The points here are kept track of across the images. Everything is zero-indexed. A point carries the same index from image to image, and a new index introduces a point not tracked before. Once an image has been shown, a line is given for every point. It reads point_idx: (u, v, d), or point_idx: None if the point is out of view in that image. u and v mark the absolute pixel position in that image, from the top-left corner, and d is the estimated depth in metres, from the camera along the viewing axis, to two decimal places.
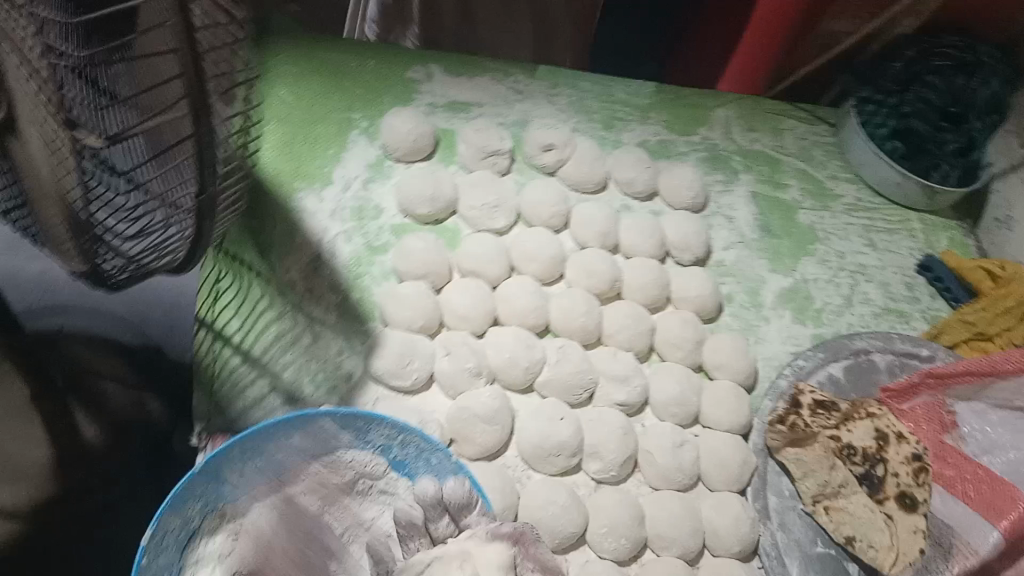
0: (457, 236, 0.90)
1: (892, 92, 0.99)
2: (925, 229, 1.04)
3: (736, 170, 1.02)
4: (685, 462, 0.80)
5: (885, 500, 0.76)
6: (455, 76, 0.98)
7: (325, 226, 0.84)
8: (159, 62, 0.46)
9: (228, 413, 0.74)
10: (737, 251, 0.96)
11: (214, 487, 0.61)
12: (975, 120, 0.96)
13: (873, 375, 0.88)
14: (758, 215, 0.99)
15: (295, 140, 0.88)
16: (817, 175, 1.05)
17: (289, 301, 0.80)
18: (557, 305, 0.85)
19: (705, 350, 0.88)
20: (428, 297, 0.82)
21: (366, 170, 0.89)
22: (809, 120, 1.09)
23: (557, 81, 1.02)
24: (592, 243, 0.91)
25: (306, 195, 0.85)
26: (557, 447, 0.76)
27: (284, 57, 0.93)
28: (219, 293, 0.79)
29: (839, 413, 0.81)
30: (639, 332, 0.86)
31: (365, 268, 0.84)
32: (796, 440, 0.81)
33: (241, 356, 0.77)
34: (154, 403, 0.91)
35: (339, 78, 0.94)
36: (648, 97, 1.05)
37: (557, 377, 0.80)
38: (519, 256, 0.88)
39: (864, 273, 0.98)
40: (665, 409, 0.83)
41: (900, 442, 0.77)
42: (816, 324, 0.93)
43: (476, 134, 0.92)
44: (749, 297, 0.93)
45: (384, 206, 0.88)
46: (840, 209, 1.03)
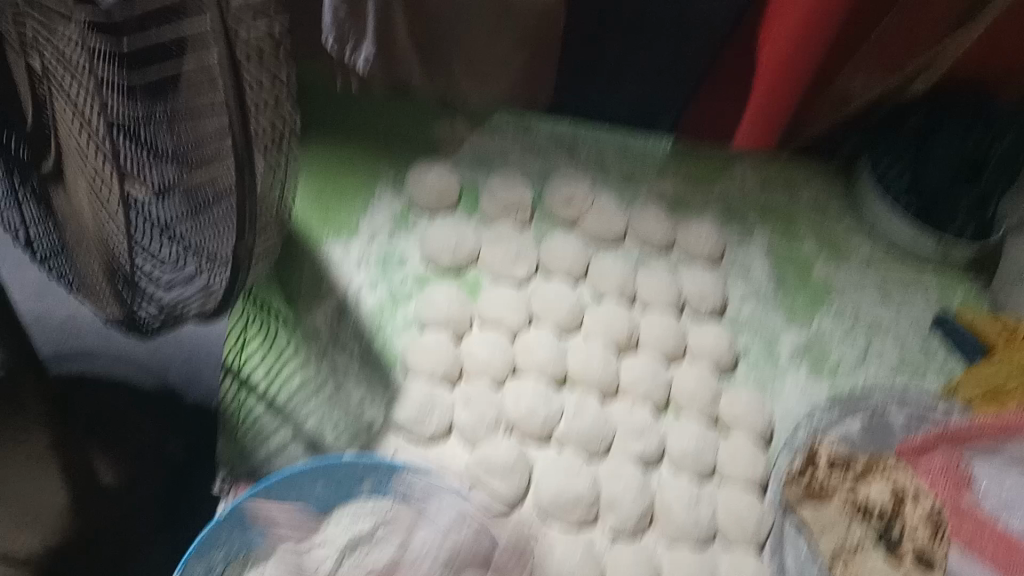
0: (478, 286, 0.91)
1: (911, 144, 1.01)
2: (939, 285, 1.05)
3: (752, 226, 1.04)
4: (702, 517, 0.80)
5: (902, 559, 0.76)
6: (477, 132, 1.02)
7: (350, 275, 0.86)
8: (204, 118, 0.48)
9: (252, 460, 0.75)
10: (753, 305, 0.98)
11: (238, 530, 0.62)
12: (991, 174, 0.98)
13: (890, 434, 0.88)
14: (774, 270, 1.01)
15: (325, 192, 0.91)
16: (831, 231, 1.06)
17: (315, 350, 0.82)
18: (576, 357, 0.86)
19: (722, 404, 0.88)
20: (449, 347, 0.84)
21: (392, 222, 0.92)
22: (825, 176, 1.12)
23: (576, 137, 1.06)
24: (610, 294, 0.92)
25: (333, 245, 0.88)
26: (574, 500, 0.77)
27: (317, 112, 0.96)
28: (246, 341, 0.81)
29: (856, 469, 0.81)
30: (656, 383, 0.87)
31: (389, 318, 0.86)
32: (813, 496, 0.80)
33: (266, 404, 0.78)
34: (172, 446, 0.89)
35: (367, 133, 0.97)
36: (665, 154, 1.08)
37: (574, 430, 0.81)
38: (539, 307, 0.90)
39: (880, 328, 0.99)
40: (682, 462, 0.83)
41: (916, 501, 0.78)
42: (832, 379, 0.93)
43: (502, 190, 0.96)
44: (765, 352, 0.94)
45: (408, 257, 0.90)
46: (855, 265, 1.04)
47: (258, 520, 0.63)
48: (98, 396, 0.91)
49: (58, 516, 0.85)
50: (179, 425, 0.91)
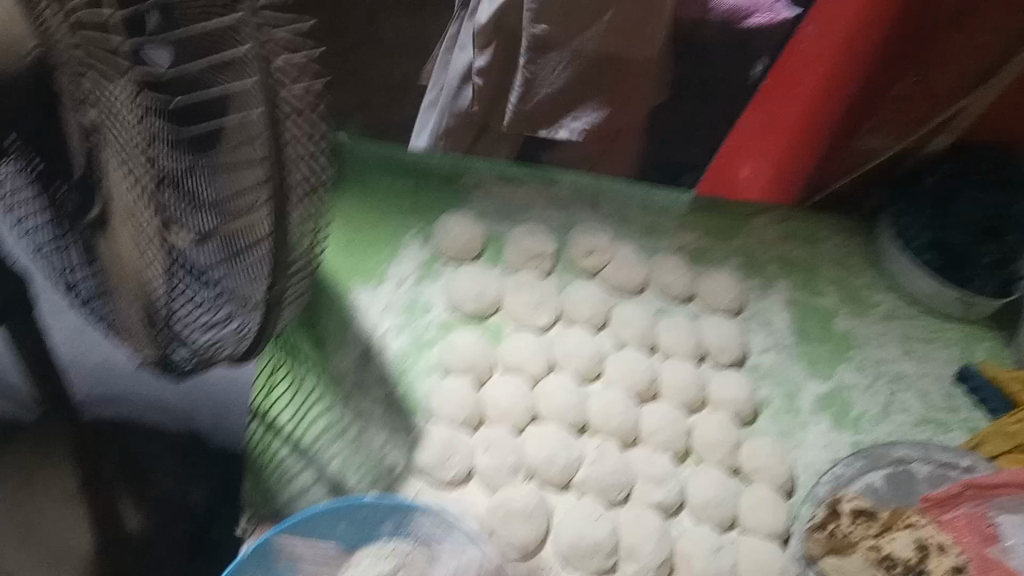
0: (500, 332, 0.93)
1: (930, 207, 1.04)
2: (962, 338, 1.04)
3: (772, 277, 1.05)
4: (723, 566, 0.80)
5: None
6: (503, 183, 1.04)
7: (377, 321, 0.89)
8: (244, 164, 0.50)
9: (275, 502, 0.77)
10: (774, 355, 0.98)
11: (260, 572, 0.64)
12: (1011, 235, 0.99)
13: (912, 486, 0.87)
14: (795, 321, 1.02)
15: (353, 241, 0.94)
16: (852, 283, 1.07)
17: (339, 395, 0.83)
18: (596, 406, 0.87)
19: (742, 454, 0.88)
20: (471, 393, 0.85)
21: (418, 270, 0.94)
22: (847, 231, 1.13)
23: (600, 189, 1.07)
24: (631, 343, 0.94)
25: (360, 292, 0.90)
26: (591, 548, 0.77)
27: (353, 166, 1.00)
28: (276, 383, 0.83)
29: (880, 521, 0.81)
30: (676, 433, 0.87)
31: (413, 363, 0.88)
32: (835, 549, 0.80)
33: (290, 447, 0.80)
34: (195, 492, 0.90)
35: (397, 186, 1.00)
36: (686, 206, 1.10)
37: (593, 476, 0.82)
38: (560, 354, 0.91)
39: (902, 381, 0.99)
40: (703, 511, 0.83)
41: (941, 555, 0.78)
42: (854, 432, 0.93)
43: (524, 239, 0.98)
44: (787, 402, 0.94)
45: (433, 304, 0.92)
46: (876, 317, 1.04)
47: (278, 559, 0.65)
48: (126, 440, 0.91)
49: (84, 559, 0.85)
50: (203, 468, 0.90)
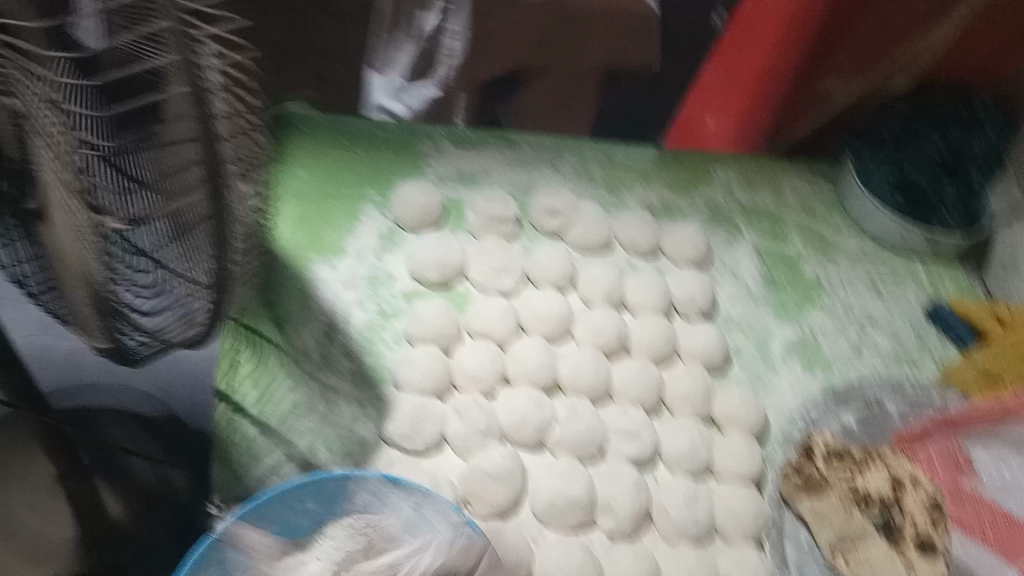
0: (466, 299, 0.92)
1: (889, 147, 1.02)
2: (929, 276, 1.05)
3: (739, 226, 1.05)
4: (700, 516, 0.80)
5: (905, 549, 0.75)
6: (461, 149, 1.03)
7: (338, 295, 0.88)
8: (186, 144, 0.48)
9: (246, 480, 0.78)
10: (743, 305, 0.98)
11: (233, 557, 0.64)
12: (973, 169, 1.00)
13: (885, 423, 0.89)
14: (762, 269, 1.01)
15: (311, 216, 0.92)
16: (818, 228, 1.07)
17: (305, 370, 0.83)
18: (567, 365, 0.87)
19: (715, 403, 0.88)
20: (439, 360, 0.84)
21: (379, 241, 0.93)
22: (809, 176, 1.12)
23: (560, 148, 1.07)
24: (598, 301, 0.93)
25: (320, 266, 0.89)
26: (569, 505, 0.77)
27: (302, 138, 0.98)
28: (238, 364, 0.83)
29: (853, 459, 0.81)
30: (648, 388, 0.87)
31: (379, 335, 0.87)
32: (810, 490, 0.81)
33: (259, 426, 0.80)
34: None
35: (352, 158, 0.98)
36: (650, 161, 1.09)
37: (568, 435, 0.81)
38: (528, 317, 0.90)
39: (872, 322, 0.99)
40: (677, 463, 0.83)
41: (915, 489, 0.78)
42: (826, 374, 0.93)
43: (486, 203, 0.96)
44: (757, 349, 0.94)
45: (396, 274, 0.91)
46: (843, 260, 1.04)
47: (250, 538, 0.64)
48: None
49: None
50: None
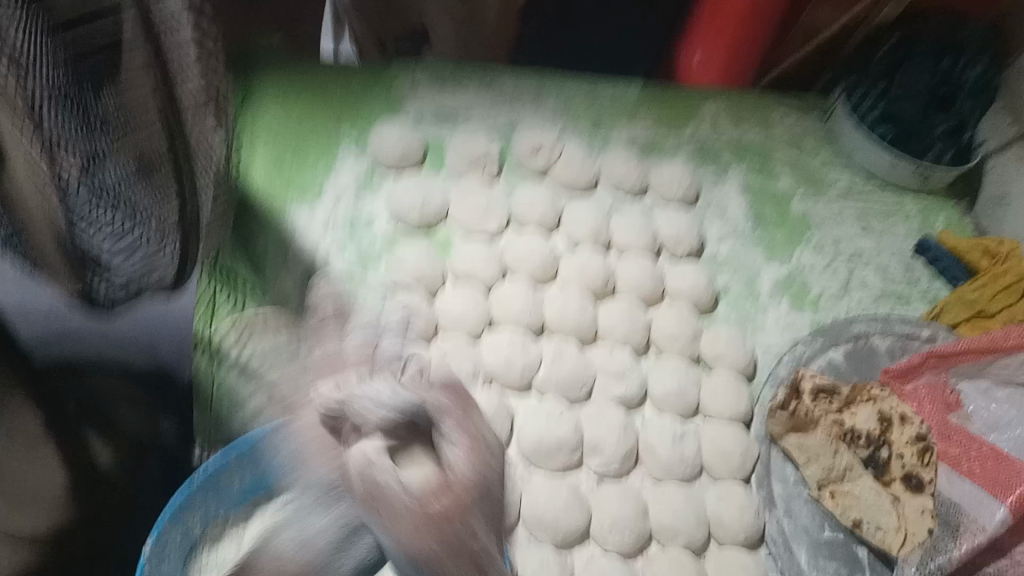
0: (449, 242, 0.90)
1: (880, 78, 1.00)
2: (921, 211, 1.03)
3: (728, 162, 1.02)
4: (687, 454, 0.80)
5: (890, 482, 0.76)
6: (441, 86, 0.99)
7: (317, 239, 0.86)
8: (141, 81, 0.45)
9: (230, 427, 0.79)
10: (731, 243, 0.96)
11: (213, 495, 0.66)
12: (964, 101, 0.97)
13: (874, 359, 0.87)
14: (751, 206, 0.99)
15: (286, 157, 0.89)
16: (809, 163, 1.04)
17: (286, 313, 0.82)
18: (553, 305, 0.85)
19: (702, 342, 0.88)
20: (423, 303, 0.82)
21: (357, 182, 0.90)
22: (800, 110, 1.09)
23: (541, 84, 1.02)
24: (584, 241, 0.91)
25: (297, 210, 0.87)
26: (556, 445, 0.76)
27: (273, 74, 0.94)
28: (216, 307, 0.82)
29: (841, 397, 0.81)
30: (635, 327, 0.86)
31: (360, 279, 0.85)
32: (798, 426, 0.81)
33: (239, 369, 0.81)
34: None
35: (328, 97, 0.94)
36: (637, 96, 1.04)
37: (554, 376, 0.81)
38: (512, 258, 0.88)
39: (862, 258, 0.98)
40: (665, 402, 0.83)
41: (903, 424, 0.77)
42: (814, 311, 0.92)
43: (464, 142, 0.94)
44: (745, 288, 0.93)
45: (376, 217, 0.89)
46: (834, 196, 1.02)
47: (232, 481, 0.67)
48: None
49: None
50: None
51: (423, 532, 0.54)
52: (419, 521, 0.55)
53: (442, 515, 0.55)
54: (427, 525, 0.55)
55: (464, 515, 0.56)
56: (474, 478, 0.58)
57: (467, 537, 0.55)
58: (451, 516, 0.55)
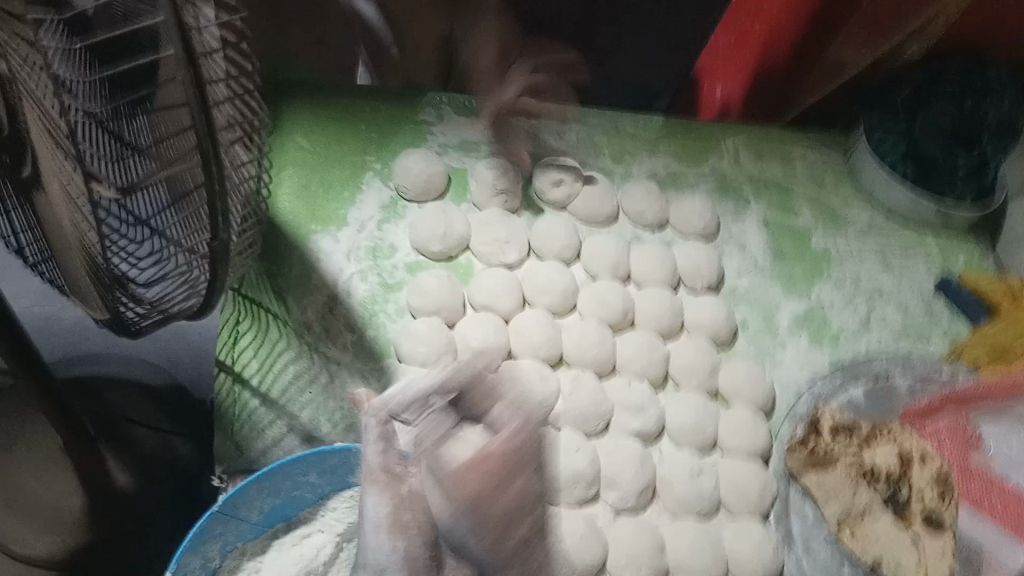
0: (470, 271, 0.91)
1: (901, 115, 0.99)
2: (940, 249, 1.04)
3: (747, 198, 1.03)
4: (705, 490, 0.79)
5: (910, 523, 0.76)
6: (465, 117, 1.00)
7: (340, 267, 0.86)
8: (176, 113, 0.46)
9: (250, 454, 0.78)
10: (750, 277, 0.97)
11: (232, 526, 0.66)
12: (986, 141, 0.96)
13: (894, 397, 0.87)
14: (770, 241, 1.00)
15: (311, 185, 0.91)
16: (828, 199, 1.05)
17: (306, 342, 0.82)
18: (571, 338, 0.86)
19: (721, 376, 0.88)
20: (442, 333, 0.83)
21: (380, 212, 0.92)
22: (820, 146, 1.09)
23: (565, 117, 1.03)
24: (603, 274, 0.92)
25: (321, 238, 0.88)
26: (574, 478, 0.76)
27: (302, 102, 0.95)
28: (238, 336, 0.81)
29: (861, 435, 0.81)
30: (653, 361, 0.86)
31: (381, 307, 0.86)
32: (816, 464, 0.80)
33: (260, 397, 0.80)
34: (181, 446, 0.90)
35: (353, 125, 0.96)
36: (657, 130, 1.05)
37: (572, 408, 0.80)
38: (532, 290, 0.89)
39: (881, 295, 0.98)
40: (683, 437, 0.82)
41: (923, 465, 0.78)
42: (833, 347, 0.92)
43: (487, 172, 0.94)
44: (764, 323, 0.93)
45: (398, 245, 0.90)
46: (853, 232, 1.02)
47: (248, 510, 0.66)
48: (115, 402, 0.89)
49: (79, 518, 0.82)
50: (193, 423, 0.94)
51: (475, 491, 0.62)
52: (470, 481, 0.62)
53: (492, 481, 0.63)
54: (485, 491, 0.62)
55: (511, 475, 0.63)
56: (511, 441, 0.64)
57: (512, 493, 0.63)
58: (502, 475, 0.63)
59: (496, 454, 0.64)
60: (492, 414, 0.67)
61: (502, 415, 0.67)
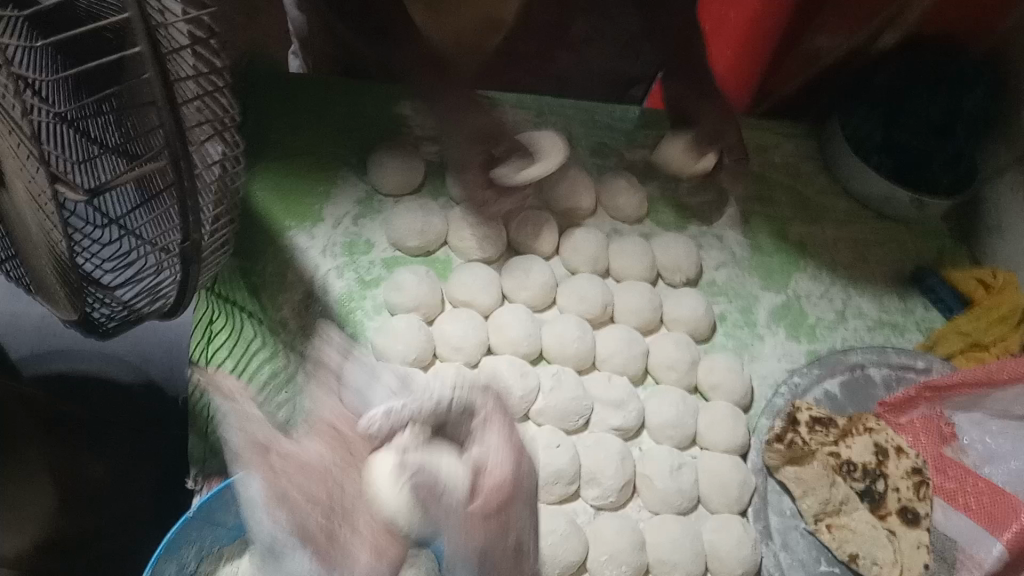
0: (448, 266, 0.90)
1: (876, 106, 1.02)
2: (914, 240, 1.04)
3: (725, 188, 1.03)
4: (685, 485, 0.80)
5: (886, 515, 0.77)
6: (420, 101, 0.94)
7: (316, 263, 0.84)
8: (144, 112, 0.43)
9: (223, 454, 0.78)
10: (729, 270, 0.97)
11: (210, 530, 0.66)
12: (960, 131, 0.98)
13: (869, 390, 0.89)
14: (748, 234, 1.00)
15: (284, 177, 0.88)
16: (806, 191, 1.05)
17: (284, 340, 0.83)
18: (551, 333, 0.85)
19: (700, 371, 0.88)
20: (421, 330, 0.82)
21: (356, 206, 0.89)
22: (794, 135, 1.10)
23: (542, 108, 1.02)
24: (583, 268, 0.91)
25: (295, 234, 0.85)
26: (554, 476, 0.76)
27: (275, 93, 0.94)
28: (211, 335, 0.85)
29: (837, 428, 0.81)
30: (633, 355, 0.86)
31: (358, 304, 0.84)
32: (795, 458, 0.80)
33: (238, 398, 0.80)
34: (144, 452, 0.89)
35: (324, 118, 0.94)
36: (634, 123, 1.05)
37: (554, 405, 0.80)
38: (511, 284, 0.88)
39: (856, 286, 0.99)
40: (662, 432, 0.83)
41: (900, 457, 0.80)
42: (810, 339, 0.93)
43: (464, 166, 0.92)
44: (742, 316, 0.94)
45: (375, 241, 0.88)
46: (829, 223, 1.03)
47: (227, 514, 0.66)
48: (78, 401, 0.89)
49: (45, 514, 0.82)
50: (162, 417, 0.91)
51: (483, 537, 0.56)
52: (479, 521, 0.56)
53: (490, 509, 0.57)
54: (485, 522, 0.56)
55: (510, 503, 0.58)
56: (512, 474, 0.59)
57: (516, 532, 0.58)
58: (498, 504, 0.57)
59: (491, 484, 0.58)
60: (480, 445, 0.60)
61: (492, 443, 0.60)
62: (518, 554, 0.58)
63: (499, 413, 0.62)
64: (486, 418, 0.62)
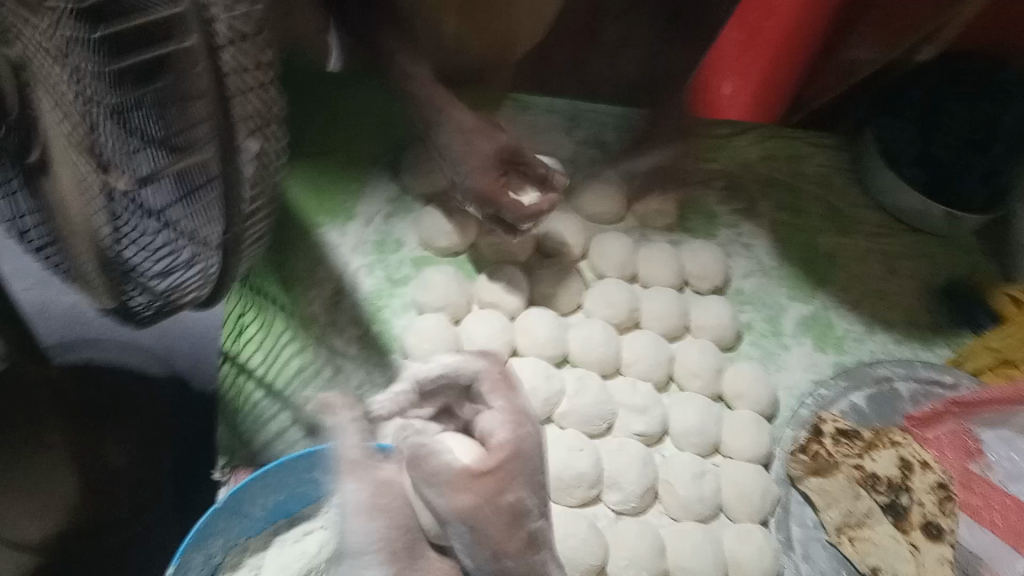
0: (476, 268, 0.91)
1: (913, 121, 1.01)
2: (946, 255, 1.03)
3: (754, 197, 1.03)
4: (706, 493, 0.80)
5: (909, 530, 0.76)
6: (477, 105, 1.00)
7: (347, 260, 0.87)
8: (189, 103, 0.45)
9: (251, 445, 0.77)
10: (756, 279, 0.97)
11: (236, 522, 0.67)
12: (998, 146, 0.97)
13: (896, 403, 0.88)
14: (776, 244, 1.00)
15: (320, 176, 0.91)
16: (836, 202, 1.04)
17: (312, 335, 0.82)
18: (576, 337, 0.86)
19: (725, 379, 0.88)
20: (447, 329, 0.82)
21: (388, 205, 0.91)
22: (825, 146, 1.08)
23: (574, 114, 1.03)
24: (610, 273, 0.92)
25: (329, 230, 0.88)
26: (577, 478, 0.76)
27: (311, 93, 0.96)
28: (244, 328, 0.83)
29: (862, 441, 0.81)
30: (658, 361, 0.86)
31: (386, 303, 0.86)
32: (819, 470, 0.81)
33: (264, 390, 0.80)
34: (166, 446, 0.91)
35: (359, 121, 0.95)
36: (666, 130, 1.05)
37: (578, 407, 0.81)
38: (537, 287, 0.89)
39: (885, 299, 0.98)
40: (685, 439, 0.83)
41: (924, 471, 0.77)
42: (837, 351, 0.92)
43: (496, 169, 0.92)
44: (769, 326, 0.94)
45: (405, 241, 0.90)
46: (859, 235, 1.02)
47: (252, 506, 0.67)
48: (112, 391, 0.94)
49: (71, 500, 0.86)
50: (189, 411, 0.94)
51: (471, 500, 0.51)
52: (467, 486, 0.51)
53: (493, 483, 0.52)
54: (485, 491, 0.51)
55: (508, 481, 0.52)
56: (512, 446, 0.53)
57: (513, 500, 0.52)
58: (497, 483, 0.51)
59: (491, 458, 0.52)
60: (488, 412, 0.56)
61: (496, 416, 0.55)
62: (517, 518, 0.52)
63: (502, 381, 0.58)
64: (489, 391, 0.58)
